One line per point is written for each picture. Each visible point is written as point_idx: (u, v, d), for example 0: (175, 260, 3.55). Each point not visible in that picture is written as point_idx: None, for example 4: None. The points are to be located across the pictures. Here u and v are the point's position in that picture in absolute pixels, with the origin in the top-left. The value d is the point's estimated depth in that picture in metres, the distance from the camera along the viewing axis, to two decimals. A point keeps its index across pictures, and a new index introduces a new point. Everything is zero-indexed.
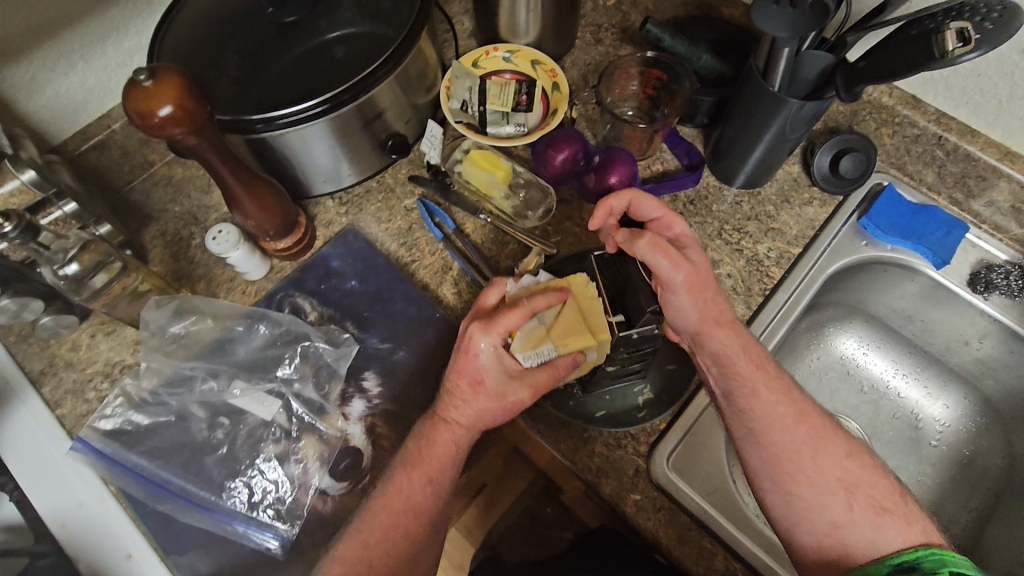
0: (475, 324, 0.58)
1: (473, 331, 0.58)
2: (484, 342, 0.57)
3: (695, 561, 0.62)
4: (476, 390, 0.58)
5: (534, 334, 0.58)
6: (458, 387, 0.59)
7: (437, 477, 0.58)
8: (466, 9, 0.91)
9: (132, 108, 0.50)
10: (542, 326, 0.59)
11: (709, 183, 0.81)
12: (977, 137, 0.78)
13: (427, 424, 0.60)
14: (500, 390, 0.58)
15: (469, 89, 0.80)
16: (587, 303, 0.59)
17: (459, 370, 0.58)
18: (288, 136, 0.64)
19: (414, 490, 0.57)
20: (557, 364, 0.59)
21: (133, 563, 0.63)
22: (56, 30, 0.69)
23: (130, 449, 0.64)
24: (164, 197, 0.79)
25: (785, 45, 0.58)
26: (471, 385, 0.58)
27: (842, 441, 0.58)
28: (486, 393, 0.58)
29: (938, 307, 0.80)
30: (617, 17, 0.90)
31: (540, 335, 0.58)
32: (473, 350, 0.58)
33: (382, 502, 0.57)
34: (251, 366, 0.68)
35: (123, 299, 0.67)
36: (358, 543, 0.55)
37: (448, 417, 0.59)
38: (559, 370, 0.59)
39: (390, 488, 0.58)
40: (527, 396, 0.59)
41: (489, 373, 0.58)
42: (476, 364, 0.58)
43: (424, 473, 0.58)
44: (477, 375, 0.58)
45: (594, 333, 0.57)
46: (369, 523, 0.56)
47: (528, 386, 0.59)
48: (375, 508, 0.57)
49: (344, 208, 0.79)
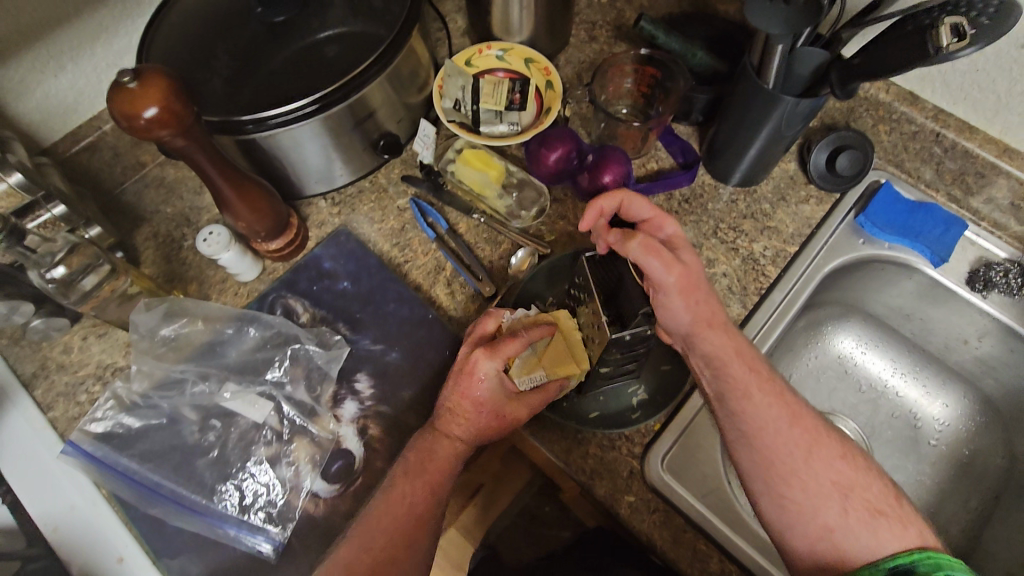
0: (480, 348, 0.59)
1: (478, 356, 0.58)
2: (489, 365, 0.58)
3: (691, 563, 0.62)
4: (479, 410, 0.59)
5: (528, 362, 0.63)
6: (460, 407, 0.59)
7: (438, 487, 0.58)
8: (459, 7, 0.90)
9: (117, 109, 0.49)
10: (534, 354, 0.63)
11: (704, 181, 0.80)
12: (975, 133, 0.77)
13: (421, 437, 0.61)
14: (501, 411, 0.59)
15: (462, 88, 0.79)
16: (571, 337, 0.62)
17: (462, 391, 0.59)
18: (278, 137, 0.64)
19: (414, 497, 0.57)
20: (549, 389, 0.62)
21: (125, 566, 0.63)
22: (44, 31, 0.68)
23: (121, 452, 0.64)
24: (157, 198, 0.79)
25: (778, 42, 0.57)
26: (474, 405, 0.59)
27: (835, 443, 0.58)
28: (489, 412, 0.59)
29: (936, 305, 0.80)
30: (612, 14, 0.89)
31: (533, 363, 0.63)
32: (477, 372, 0.58)
33: (383, 509, 0.56)
34: (242, 369, 0.68)
35: (112, 302, 0.66)
36: (360, 546, 0.55)
37: (451, 434, 0.59)
38: (550, 392, 0.62)
39: (392, 493, 0.57)
40: (526, 415, 0.61)
41: (493, 395, 0.59)
42: (480, 386, 0.58)
43: (424, 484, 0.57)
44: (480, 396, 0.59)
45: (579, 365, 0.60)
46: (371, 529, 0.55)
47: (526, 405, 0.61)
48: (376, 513, 0.56)
49: (337, 209, 0.79)
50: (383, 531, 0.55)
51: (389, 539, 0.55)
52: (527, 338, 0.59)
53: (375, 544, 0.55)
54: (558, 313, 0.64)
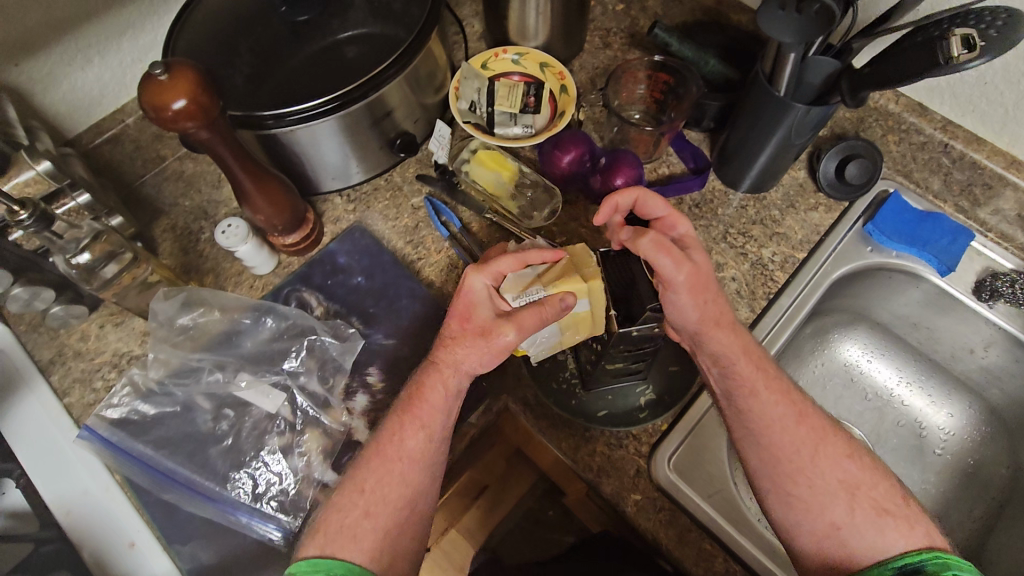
0: (470, 265, 0.59)
1: (467, 272, 0.58)
2: (477, 281, 0.58)
3: (697, 562, 0.62)
4: (465, 327, 0.58)
5: (525, 279, 0.59)
6: (449, 325, 0.59)
7: (429, 422, 0.57)
8: (476, 12, 0.92)
9: (146, 100, 0.51)
10: (533, 275, 0.59)
11: (714, 187, 0.81)
12: (983, 146, 0.78)
13: (420, 370, 0.60)
14: (486, 327, 0.57)
15: (478, 90, 0.81)
16: (580, 259, 0.59)
17: (452, 308, 0.59)
18: (298, 133, 0.65)
19: (406, 435, 0.56)
20: (546, 306, 0.56)
21: (135, 552, 0.64)
22: (72, 25, 0.70)
23: (137, 438, 0.65)
24: (175, 192, 0.80)
25: (790, 51, 0.58)
26: (461, 322, 0.59)
27: (842, 441, 0.59)
28: (474, 328, 0.58)
29: (942, 314, 0.80)
30: (626, 21, 0.91)
31: (530, 282, 0.59)
32: (465, 287, 0.58)
33: (377, 449, 0.57)
34: (258, 359, 0.69)
35: (133, 289, 0.68)
36: (353, 487, 0.55)
37: (439, 358, 0.59)
38: (548, 310, 0.56)
39: (382, 437, 0.57)
40: (514, 334, 0.56)
41: (480, 310, 0.58)
42: (469, 301, 0.58)
43: (415, 421, 0.57)
44: (467, 312, 0.58)
45: (586, 280, 0.57)
46: (363, 469, 0.56)
47: (513, 323, 0.56)
48: (369, 453, 0.57)
49: (352, 206, 0.80)
50: (386, 485, 0.55)
51: (382, 479, 0.55)
52: (524, 256, 0.58)
53: (367, 485, 0.55)
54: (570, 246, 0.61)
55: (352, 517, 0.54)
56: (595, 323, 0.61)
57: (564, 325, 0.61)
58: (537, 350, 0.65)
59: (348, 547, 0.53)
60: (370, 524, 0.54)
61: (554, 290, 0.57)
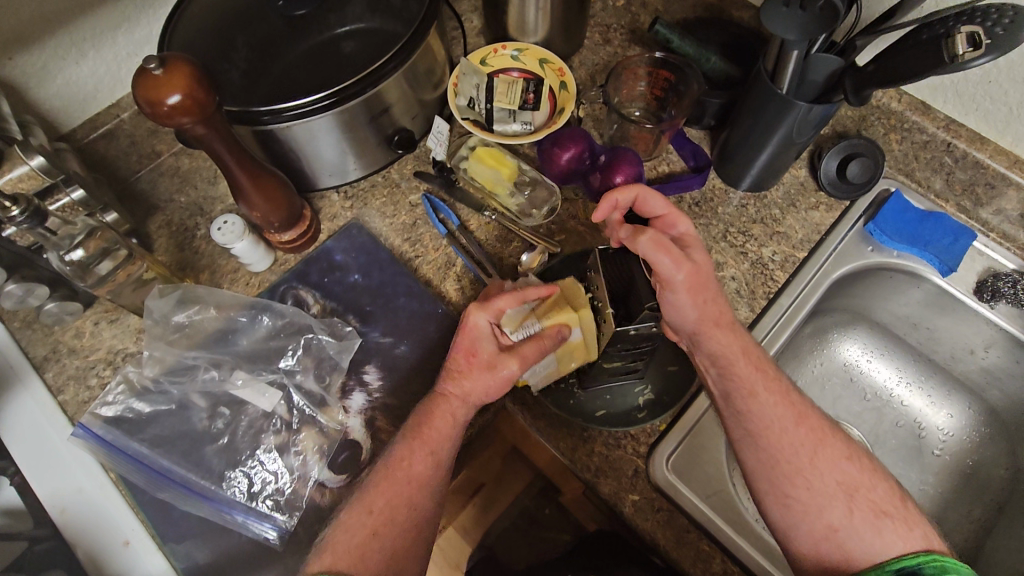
0: (472, 303, 0.60)
1: (469, 310, 0.59)
2: (480, 318, 0.59)
3: (694, 563, 0.62)
4: (470, 361, 0.59)
5: (522, 315, 0.60)
6: (454, 359, 0.59)
7: (438, 449, 0.57)
8: (475, 7, 0.91)
9: (141, 95, 0.50)
10: (530, 310, 0.61)
11: (714, 185, 0.81)
12: (987, 145, 0.76)
13: (426, 400, 0.59)
14: (493, 362, 0.58)
15: (477, 87, 0.79)
16: (572, 293, 0.61)
17: (456, 343, 0.60)
18: (295, 129, 0.64)
19: (415, 460, 0.56)
20: (544, 337, 0.58)
21: (130, 550, 0.64)
22: (67, 19, 0.70)
23: (131, 436, 0.65)
24: (171, 188, 0.80)
25: (794, 48, 0.58)
26: (466, 357, 0.59)
27: (841, 443, 0.58)
28: (480, 363, 0.58)
29: (943, 314, 0.80)
30: (627, 17, 0.90)
31: (527, 316, 0.60)
32: (468, 324, 0.59)
33: (384, 473, 0.56)
34: (254, 357, 0.69)
35: (127, 287, 0.68)
36: (362, 508, 0.55)
37: (446, 390, 0.59)
38: (547, 342, 0.58)
39: (391, 459, 0.57)
40: (518, 367, 0.57)
41: (483, 346, 0.59)
42: (473, 337, 0.59)
43: (424, 445, 0.57)
44: (471, 347, 0.59)
45: (578, 310, 0.58)
46: (371, 492, 0.55)
47: (516, 356, 0.58)
48: (376, 477, 0.56)
49: (350, 202, 0.79)
50: (379, 491, 0.55)
51: (391, 501, 0.55)
52: (523, 291, 0.59)
53: (375, 506, 0.55)
54: (562, 280, 0.63)
55: (360, 537, 0.53)
56: (589, 352, 0.62)
57: (562, 357, 0.63)
58: (537, 379, 0.64)
59: (341, 554, 0.52)
60: (370, 538, 0.53)
61: (550, 321, 0.58)
